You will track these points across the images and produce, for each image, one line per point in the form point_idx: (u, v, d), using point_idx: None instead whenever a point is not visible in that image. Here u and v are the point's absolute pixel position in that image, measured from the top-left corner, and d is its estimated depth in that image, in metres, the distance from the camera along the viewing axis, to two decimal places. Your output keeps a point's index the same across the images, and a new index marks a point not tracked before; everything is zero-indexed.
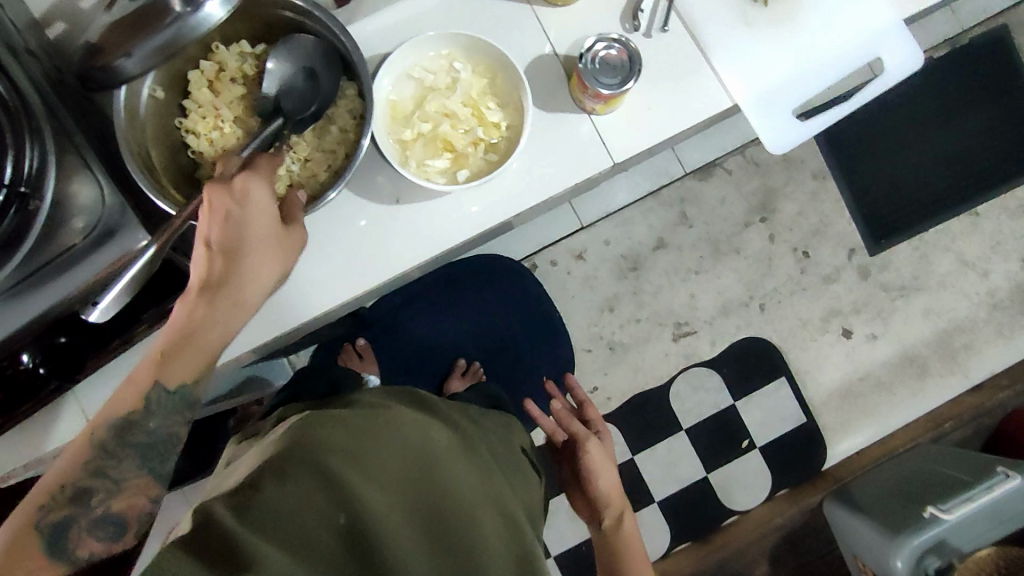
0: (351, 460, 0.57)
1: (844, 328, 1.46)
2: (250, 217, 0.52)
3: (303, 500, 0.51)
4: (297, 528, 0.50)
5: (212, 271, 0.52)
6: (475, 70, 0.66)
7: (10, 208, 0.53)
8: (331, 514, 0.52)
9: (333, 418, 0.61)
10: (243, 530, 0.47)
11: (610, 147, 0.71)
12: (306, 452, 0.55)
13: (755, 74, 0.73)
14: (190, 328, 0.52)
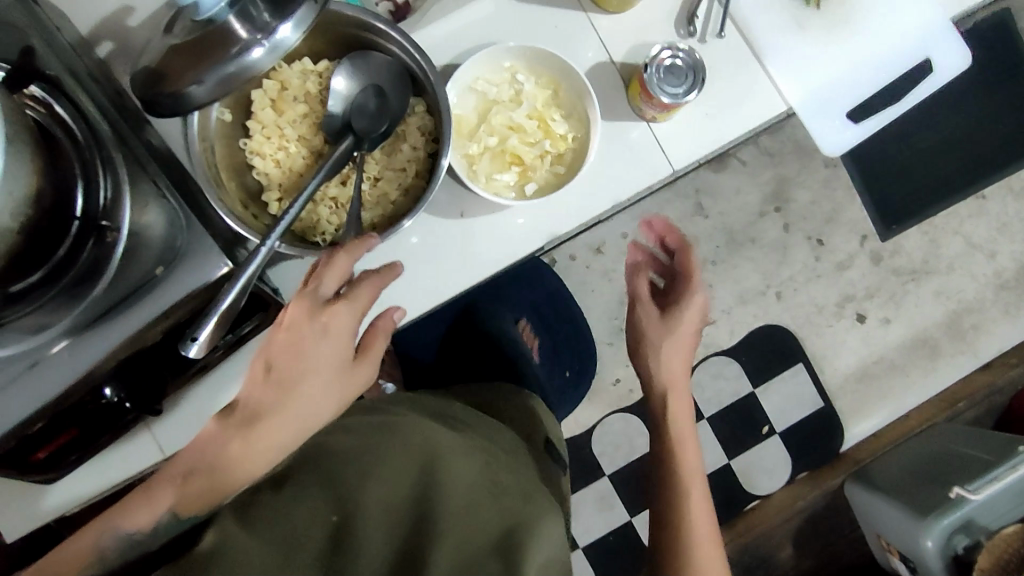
0: (362, 465, 0.58)
1: (858, 313, 1.49)
2: (327, 348, 0.55)
3: (303, 504, 0.54)
4: (290, 528, 0.52)
5: (272, 393, 0.54)
6: (539, 81, 0.66)
7: (86, 242, 0.53)
8: (324, 514, 0.54)
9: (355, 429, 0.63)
10: (236, 529, 0.51)
11: (669, 154, 0.71)
12: (319, 461, 0.59)
13: (811, 77, 0.73)
14: (229, 453, 0.53)
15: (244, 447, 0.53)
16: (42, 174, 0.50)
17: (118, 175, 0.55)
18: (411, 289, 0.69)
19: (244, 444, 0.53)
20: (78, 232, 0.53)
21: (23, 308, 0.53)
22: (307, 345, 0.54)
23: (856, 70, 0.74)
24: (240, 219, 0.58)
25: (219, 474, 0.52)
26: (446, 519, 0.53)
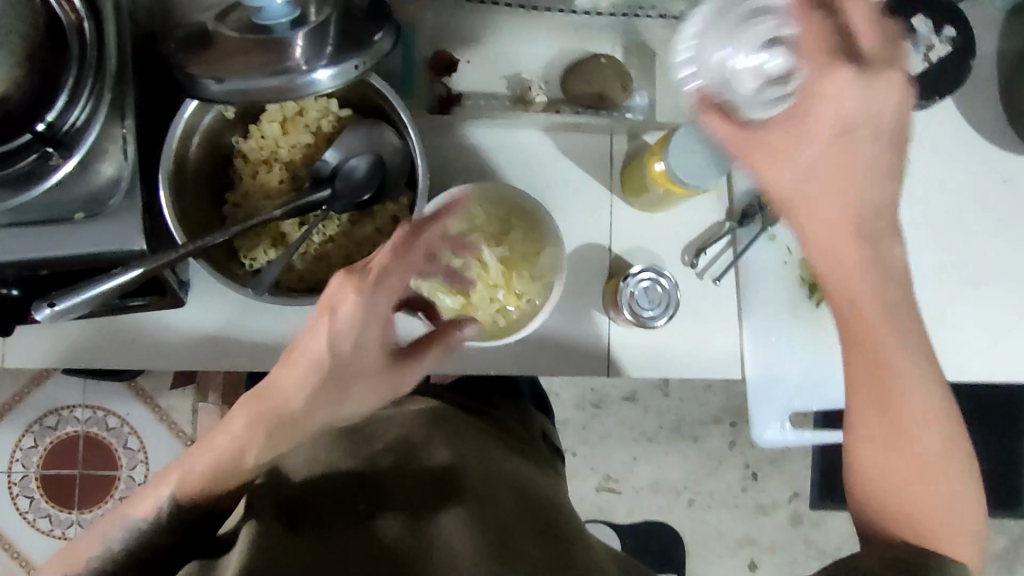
0: (366, 481, 0.53)
1: (751, 559, 1.49)
2: (365, 331, 0.48)
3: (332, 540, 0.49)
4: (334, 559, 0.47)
5: (297, 383, 0.49)
6: (528, 233, 0.66)
7: (30, 156, 0.51)
8: (362, 540, 0.49)
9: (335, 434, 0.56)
10: None
11: (612, 360, 0.70)
12: (321, 488, 0.53)
13: (780, 360, 0.72)
14: (239, 441, 0.49)
15: (257, 434, 0.49)
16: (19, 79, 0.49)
17: (97, 111, 0.54)
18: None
19: (253, 439, 0.50)
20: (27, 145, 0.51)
21: None
22: (345, 347, 0.48)
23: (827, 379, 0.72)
24: (182, 210, 0.58)
25: (221, 468, 0.50)
26: (481, 510, 0.52)
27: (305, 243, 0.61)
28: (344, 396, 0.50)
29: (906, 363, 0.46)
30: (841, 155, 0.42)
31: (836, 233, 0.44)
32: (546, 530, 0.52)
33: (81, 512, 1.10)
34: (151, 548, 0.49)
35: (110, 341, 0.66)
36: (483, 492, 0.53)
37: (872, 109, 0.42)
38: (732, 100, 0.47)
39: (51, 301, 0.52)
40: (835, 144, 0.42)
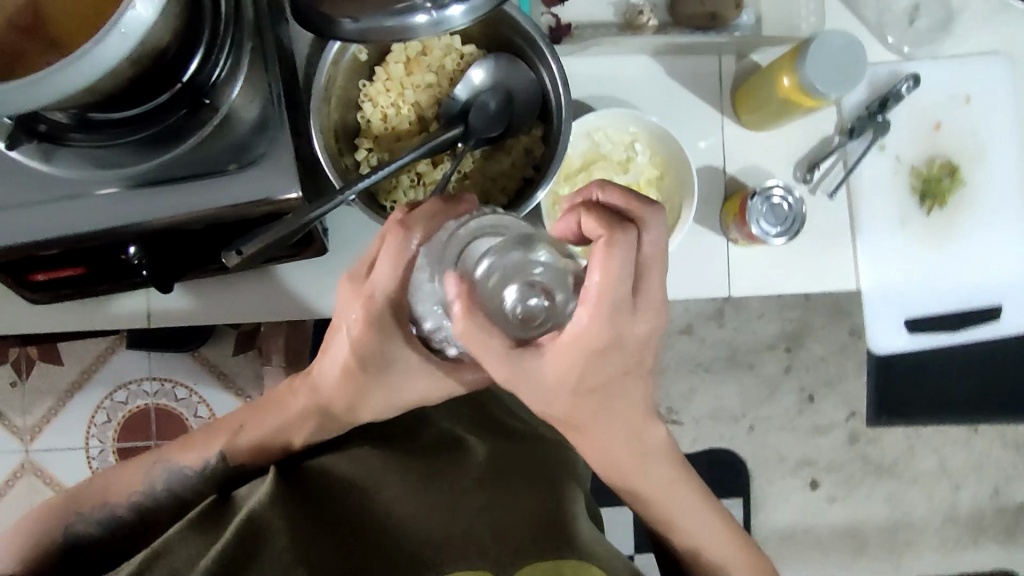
0: (381, 470, 0.62)
1: (812, 479, 1.55)
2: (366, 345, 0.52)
3: (337, 506, 0.59)
4: (330, 521, 0.57)
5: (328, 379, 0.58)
6: (652, 159, 0.66)
7: (180, 107, 0.53)
8: (358, 511, 0.58)
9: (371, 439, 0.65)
10: (278, 521, 0.55)
11: (732, 279, 0.72)
12: (346, 472, 0.62)
13: (890, 270, 0.73)
14: (283, 420, 0.62)
15: (303, 417, 0.62)
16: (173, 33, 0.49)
17: (238, 62, 0.55)
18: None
19: (301, 422, 0.62)
20: (175, 96, 0.53)
21: (89, 138, 0.53)
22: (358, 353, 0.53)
23: (934, 286, 0.74)
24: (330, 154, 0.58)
25: (272, 436, 0.63)
26: (470, 499, 0.58)
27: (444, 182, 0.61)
28: (372, 409, 0.59)
29: (654, 496, 0.61)
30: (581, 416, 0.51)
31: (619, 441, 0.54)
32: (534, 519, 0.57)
33: None
34: (192, 490, 0.63)
35: (252, 290, 0.69)
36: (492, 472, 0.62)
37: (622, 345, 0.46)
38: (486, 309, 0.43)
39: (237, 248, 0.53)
40: (572, 427, 0.52)
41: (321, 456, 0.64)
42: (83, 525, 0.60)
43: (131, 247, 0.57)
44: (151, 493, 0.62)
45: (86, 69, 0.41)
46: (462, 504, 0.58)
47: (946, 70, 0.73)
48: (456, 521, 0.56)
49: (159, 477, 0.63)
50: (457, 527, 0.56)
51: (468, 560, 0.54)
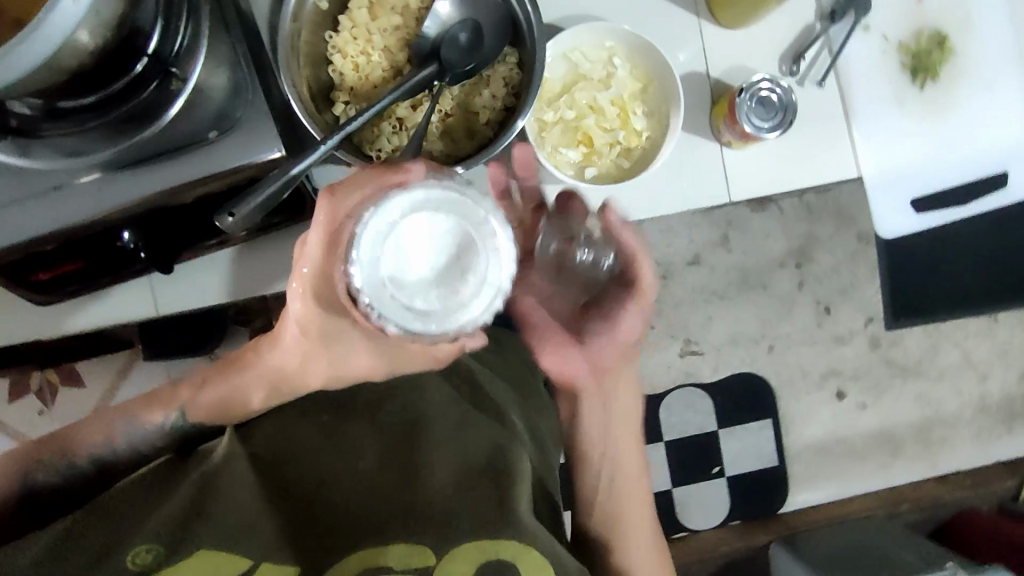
0: (336, 455, 0.63)
1: (839, 390, 1.56)
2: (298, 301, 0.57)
3: (285, 492, 0.60)
4: (275, 504, 0.59)
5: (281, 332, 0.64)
6: (632, 71, 0.65)
7: (150, 81, 0.52)
8: (306, 494, 0.60)
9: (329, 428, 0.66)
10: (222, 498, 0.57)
11: (731, 184, 0.71)
12: (300, 458, 0.64)
13: (891, 152, 0.72)
14: (240, 379, 0.68)
15: (262, 379, 0.68)
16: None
17: (201, 28, 0.54)
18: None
19: (257, 385, 0.68)
20: (143, 69, 0.52)
21: (61, 126, 0.52)
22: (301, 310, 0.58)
23: (937, 161, 0.73)
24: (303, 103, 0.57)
25: (237, 395, 0.68)
26: (418, 480, 0.58)
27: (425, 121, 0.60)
28: (320, 367, 0.65)
29: (637, 525, 0.67)
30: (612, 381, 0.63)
31: (630, 432, 0.66)
32: (478, 497, 0.56)
33: None
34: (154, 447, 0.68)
35: (253, 264, 0.68)
36: (445, 454, 0.62)
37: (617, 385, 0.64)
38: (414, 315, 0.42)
39: (229, 209, 0.52)
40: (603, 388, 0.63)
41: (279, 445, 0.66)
42: (45, 475, 0.65)
43: (125, 231, 0.58)
44: (113, 454, 0.67)
45: (39, 46, 0.42)
46: (410, 484, 0.58)
47: None
48: (401, 501, 0.56)
49: (120, 433, 0.67)
50: (401, 505, 0.56)
51: (408, 528, 0.53)
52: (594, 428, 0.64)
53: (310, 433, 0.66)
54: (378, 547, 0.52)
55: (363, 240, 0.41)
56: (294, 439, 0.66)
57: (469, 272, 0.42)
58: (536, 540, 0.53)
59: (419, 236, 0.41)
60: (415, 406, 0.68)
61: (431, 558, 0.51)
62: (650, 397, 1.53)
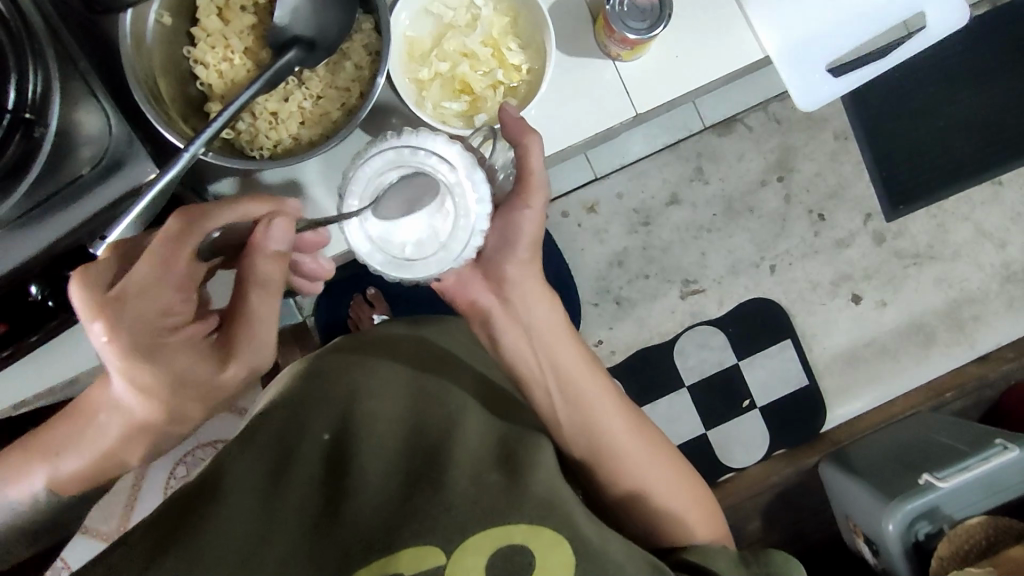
0: (336, 465, 0.63)
1: (853, 293, 1.50)
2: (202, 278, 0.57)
3: (287, 501, 0.59)
4: (278, 520, 0.58)
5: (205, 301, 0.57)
6: (497, 8, 0.63)
7: (14, 134, 0.51)
8: (311, 505, 0.60)
9: (315, 435, 0.66)
10: (229, 528, 0.55)
11: (634, 95, 0.68)
12: (295, 466, 0.63)
13: (794, 23, 0.69)
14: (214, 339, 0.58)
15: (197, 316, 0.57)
16: None
17: (49, 70, 0.54)
18: (323, 201, 0.67)
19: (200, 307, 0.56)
20: (5, 124, 0.51)
21: None
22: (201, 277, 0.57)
23: (844, 20, 0.70)
24: (165, 112, 0.57)
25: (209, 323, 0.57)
26: (430, 477, 0.60)
27: (298, 108, 0.60)
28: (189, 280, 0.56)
29: (618, 423, 0.70)
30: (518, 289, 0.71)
31: (573, 353, 0.72)
32: (487, 488, 0.59)
33: None
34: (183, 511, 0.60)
35: None
36: (442, 447, 0.64)
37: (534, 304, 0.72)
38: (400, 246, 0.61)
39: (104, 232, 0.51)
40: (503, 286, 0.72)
41: (259, 454, 0.64)
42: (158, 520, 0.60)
43: (32, 284, 0.60)
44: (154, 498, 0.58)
45: None
46: (423, 483, 0.60)
47: None
48: (418, 497, 0.59)
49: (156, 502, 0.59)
50: (420, 501, 0.58)
51: (419, 528, 0.55)
52: (525, 353, 0.72)
53: (296, 438, 0.65)
54: (387, 557, 0.54)
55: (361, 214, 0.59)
56: (279, 447, 0.64)
57: (451, 204, 0.60)
58: (549, 518, 0.57)
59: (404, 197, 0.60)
60: (396, 405, 0.70)
61: (442, 555, 0.54)
62: (662, 346, 1.48)
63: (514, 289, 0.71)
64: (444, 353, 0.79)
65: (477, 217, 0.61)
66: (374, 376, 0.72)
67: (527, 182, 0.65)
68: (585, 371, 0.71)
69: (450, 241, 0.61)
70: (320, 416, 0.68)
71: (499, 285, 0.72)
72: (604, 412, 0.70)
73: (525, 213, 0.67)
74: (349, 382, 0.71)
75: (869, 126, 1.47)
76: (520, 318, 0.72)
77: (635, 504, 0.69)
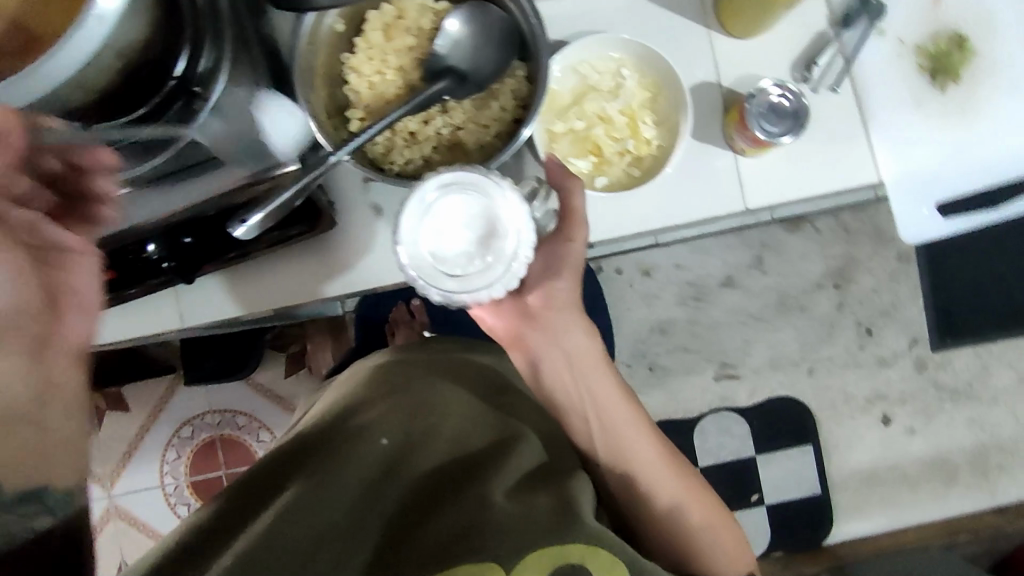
0: (393, 470, 0.59)
1: (885, 414, 1.49)
2: None
3: (342, 497, 0.54)
4: (334, 518, 0.52)
5: None
6: (642, 82, 0.66)
7: (176, 102, 0.55)
8: (368, 508, 0.55)
9: (371, 433, 0.61)
10: (286, 523, 0.50)
11: (747, 192, 0.70)
12: (351, 462, 0.57)
13: (912, 154, 0.71)
14: None
15: None
16: (156, 28, 0.50)
17: (221, 50, 0.56)
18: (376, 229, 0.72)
19: None
20: (170, 91, 0.54)
21: None
22: None
23: (960, 163, 0.72)
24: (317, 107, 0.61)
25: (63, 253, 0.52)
26: (490, 493, 0.56)
27: (435, 134, 0.63)
28: None
29: (650, 455, 0.68)
30: (550, 316, 0.67)
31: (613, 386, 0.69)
32: (546, 512, 0.55)
33: (226, 469, 1.42)
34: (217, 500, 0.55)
35: (239, 282, 0.74)
36: (501, 466, 0.60)
37: (573, 337, 0.68)
38: (442, 267, 0.56)
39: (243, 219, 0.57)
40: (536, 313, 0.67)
41: (314, 450, 0.59)
42: None
43: (149, 242, 0.65)
44: None
45: (68, 57, 0.43)
46: (482, 497, 0.56)
47: None
48: (479, 511, 0.54)
49: None
50: (482, 515, 0.54)
51: (482, 546, 0.51)
52: (559, 378, 0.69)
53: (351, 434, 0.61)
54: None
55: (412, 226, 0.56)
56: (334, 439, 0.60)
57: (496, 239, 0.56)
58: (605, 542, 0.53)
59: (455, 219, 0.56)
60: (455, 421, 0.66)
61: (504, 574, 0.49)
62: (685, 422, 1.48)
63: (554, 315, 0.67)
64: (499, 382, 0.76)
65: (517, 259, 0.57)
66: (436, 392, 0.69)
67: (570, 221, 0.63)
68: (621, 404, 0.69)
69: (479, 273, 0.57)
70: (376, 415, 0.64)
71: (539, 315, 0.67)
72: (637, 443, 0.68)
73: (568, 247, 0.64)
74: (408, 393, 0.68)
75: (934, 255, 1.48)
76: (561, 345, 0.68)
77: (671, 542, 0.67)
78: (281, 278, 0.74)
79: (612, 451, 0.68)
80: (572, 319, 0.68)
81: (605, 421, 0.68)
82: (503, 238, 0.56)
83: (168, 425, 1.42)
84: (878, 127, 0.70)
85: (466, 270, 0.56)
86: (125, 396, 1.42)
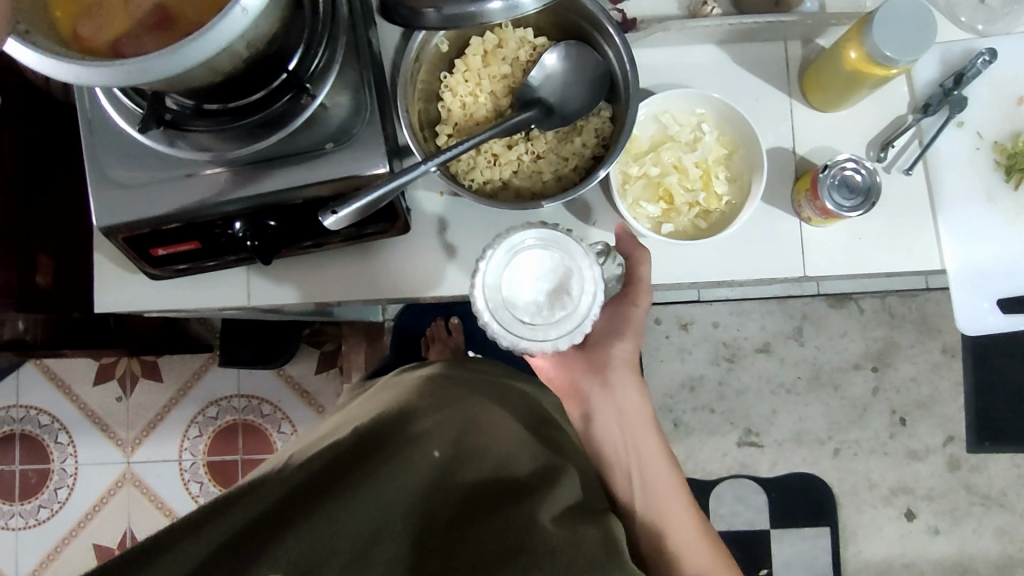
0: (439, 484, 0.59)
1: (909, 509, 1.45)
2: None
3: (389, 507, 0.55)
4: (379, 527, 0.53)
5: None
6: (719, 138, 0.69)
7: (285, 94, 0.58)
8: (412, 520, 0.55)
9: (424, 442, 0.62)
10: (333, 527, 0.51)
11: (806, 259, 0.71)
12: (401, 470, 0.58)
13: (975, 248, 0.71)
14: None
15: None
16: (282, 26, 0.54)
17: (335, 53, 0.60)
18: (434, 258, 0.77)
19: None
20: (281, 83, 0.58)
21: (205, 124, 0.59)
22: None
23: None
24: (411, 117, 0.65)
25: None
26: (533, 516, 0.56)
27: (516, 160, 0.66)
28: None
29: (689, 524, 0.68)
30: (611, 369, 0.68)
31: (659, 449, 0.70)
32: (588, 542, 0.55)
33: (244, 455, 1.44)
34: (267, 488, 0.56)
35: (307, 270, 0.78)
36: (545, 490, 0.60)
37: (630, 393, 0.69)
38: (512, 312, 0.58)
39: (335, 208, 0.58)
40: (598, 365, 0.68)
41: (366, 451, 0.60)
42: None
43: (235, 221, 0.65)
44: None
45: (211, 42, 0.47)
46: (526, 520, 0.56)
47: (1010, 67, 0.72)
48: (522, 534, 0.54)
49: None
50: (525, 538, 0.54)
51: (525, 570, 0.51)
52: (610, 429, 0.69)
53: (404, 439, 0.61)
54: None
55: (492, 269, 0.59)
56: (387, 443, 0.61)
57: (569, 296, 0.58)
58: None
59: (534, 271, 0.59)
60: (504, 439, 0.67)
61: None
62: (701, 483, 1.46)
63: (615, 372, 0.68)
64: (543, 416, 0.77)
65: (587, 319, 0.58)
66: (486, 410, 0.70)
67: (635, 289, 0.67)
68: (666, 469, 0.69)
69: (548, 325, 0.58)
70: (429, 425, 0.64)
71: (601, 369, 0.68)
72: (678, 510, 0.68)
73: (632, 310, 0.67)
74: (461, 408, 0.69)
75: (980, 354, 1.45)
76: (616, 401, 0.69)
77: None
78: (347, 276, 0.78)
79: (652, 511, 0.67)
80: (631, 378, 0.69)
81: (648, 482, 0.68)
82: (574, 296, 0.58)
83: (194, 403, 1.45)
84: (945, 215, 0.71)
85: (536, 318, 0.58)
86: (160, 368, 1.47)
